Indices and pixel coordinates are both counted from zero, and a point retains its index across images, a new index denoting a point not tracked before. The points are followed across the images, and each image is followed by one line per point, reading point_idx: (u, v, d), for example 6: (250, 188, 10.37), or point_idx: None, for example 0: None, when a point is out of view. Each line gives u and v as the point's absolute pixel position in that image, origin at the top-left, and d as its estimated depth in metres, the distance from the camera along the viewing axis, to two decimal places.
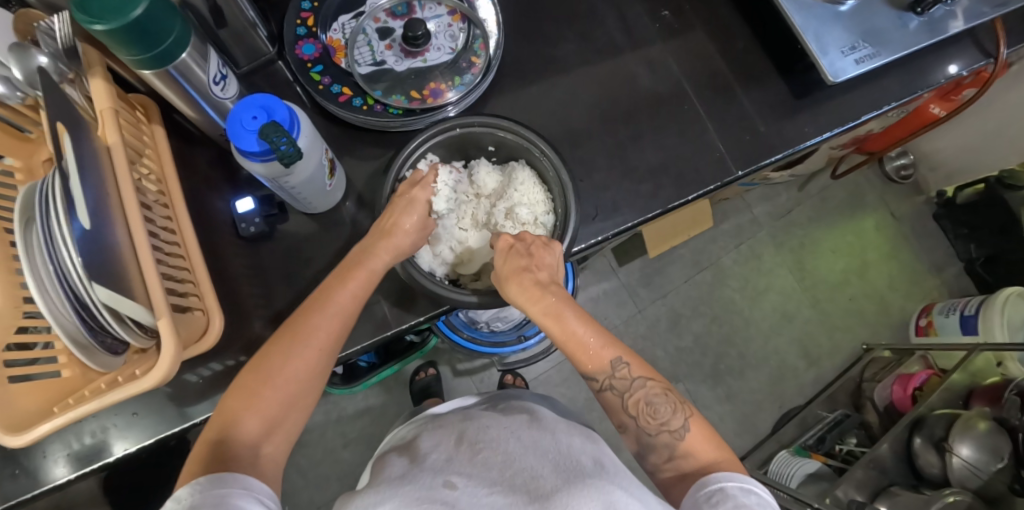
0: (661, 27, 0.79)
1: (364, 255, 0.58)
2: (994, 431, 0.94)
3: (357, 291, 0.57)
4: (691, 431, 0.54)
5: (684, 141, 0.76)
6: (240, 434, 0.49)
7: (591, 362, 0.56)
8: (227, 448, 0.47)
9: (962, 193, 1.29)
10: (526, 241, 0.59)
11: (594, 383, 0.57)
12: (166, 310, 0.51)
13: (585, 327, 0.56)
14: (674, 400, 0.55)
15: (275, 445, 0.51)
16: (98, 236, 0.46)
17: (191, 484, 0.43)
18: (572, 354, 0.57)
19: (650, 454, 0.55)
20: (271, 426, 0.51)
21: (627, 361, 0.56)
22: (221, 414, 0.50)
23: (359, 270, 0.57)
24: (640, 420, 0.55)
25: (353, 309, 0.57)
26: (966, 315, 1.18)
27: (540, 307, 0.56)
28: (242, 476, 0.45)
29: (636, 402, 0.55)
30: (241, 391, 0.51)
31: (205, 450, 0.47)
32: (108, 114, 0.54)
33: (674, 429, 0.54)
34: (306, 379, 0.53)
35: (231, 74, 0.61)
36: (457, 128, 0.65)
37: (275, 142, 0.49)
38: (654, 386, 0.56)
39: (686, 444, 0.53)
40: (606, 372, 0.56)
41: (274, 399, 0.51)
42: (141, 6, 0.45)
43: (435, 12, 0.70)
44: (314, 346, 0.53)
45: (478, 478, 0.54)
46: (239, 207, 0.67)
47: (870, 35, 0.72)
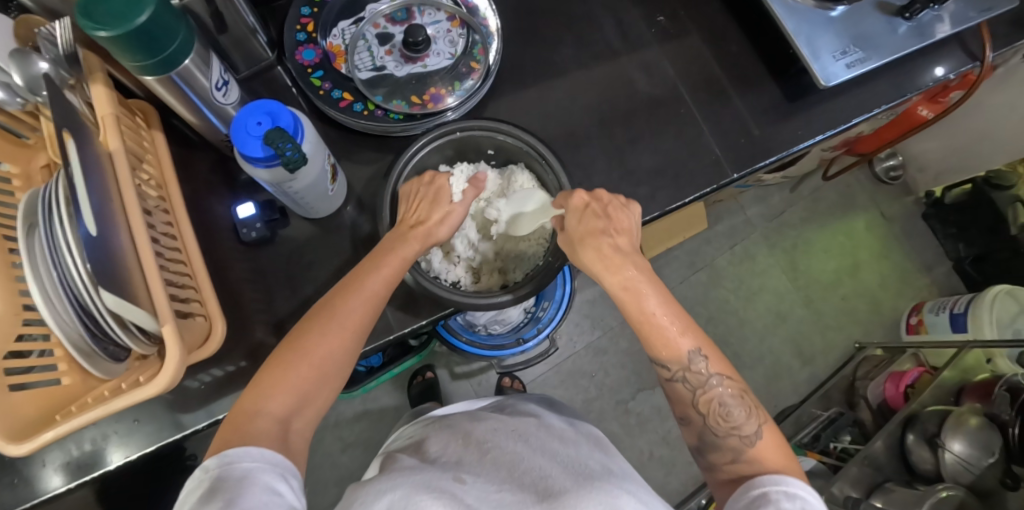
0: (656, 32, 0.80)
1: (397, 241, 0.58)
2: (986, 426, 0.95)
3: (389, 277, 0.56)
4: (763, 439, 0.53)
5: (681, 144, 0.77)
6: (270, 408, 0.48)
7: (665, 347, 0.55)
8: (256, 423, 0.47)
9: (949, 193, 1.32)
10: (602, 202, 0.60)
11: (664, 371, 0.56)
12: (170, 316, 0.51)
13: (667, 311, 0.55)
14: (748, 405, 0.54)
15: (304, 422, 0.50)
16: (104, 242, 0.47)
17: (216, 456, 0.44)
18: (646, 336, 0.56)
19: (711, 454, 0.55)
20: (301, 402, 0.50)
21: (705, 354, 0.55)
22: (251, 389, 0.50)
23: (391, 257, 0.57)
24: (710, 419, 0.55)
25: (383, 295, 0.56)
26: (955, 313, 1.20)
27: (615, 278, 0.56)
28: (267, 451, 0.44)
29: (709, 399, 0.54)
30: (273, 367, 0.50)
31: (234, 425, 0.47)
32: (109, 120, 0.54)
33: (744, 434, 0.53)
34: (337, 358, 0.52)
35: (233, 80, 0.61)
36: (458, 132, 0.66)
37: (280, 147, 0.49)
38: (730, 387, 0.55)
39: (754, 452, 0.53)
40: (683, 363, 0.54)
41: (306, 377, 0.50)
42: (145, 12, 0.45)
43: (434, 18, 0.70)
44: (345, 327, 0.53)
45: (487, 475, 0.55)
46: (240, 212, 0.67)
47: (860, 40, 0.73)
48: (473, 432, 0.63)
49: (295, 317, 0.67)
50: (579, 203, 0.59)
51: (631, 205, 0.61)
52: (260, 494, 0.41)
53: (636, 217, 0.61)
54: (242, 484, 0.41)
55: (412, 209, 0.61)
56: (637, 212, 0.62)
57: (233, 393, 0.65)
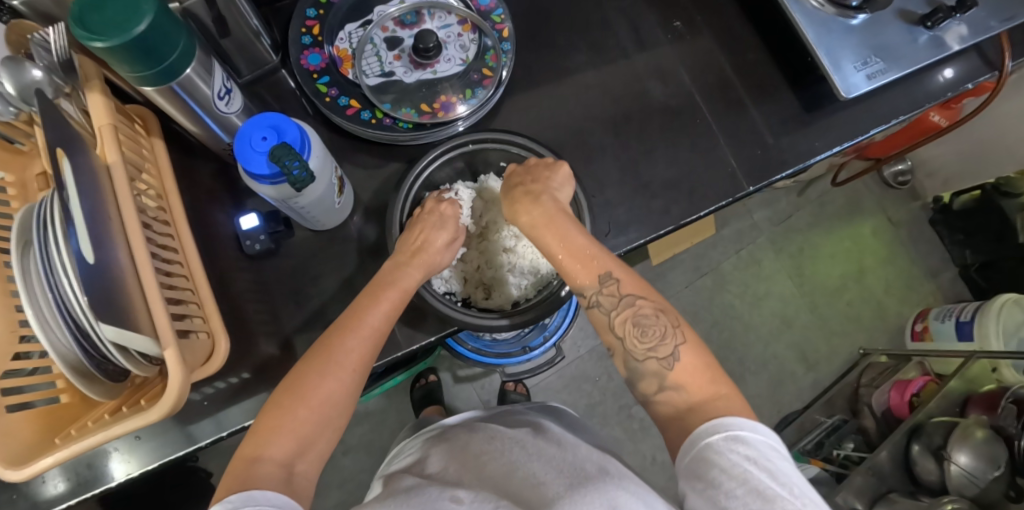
0: (672, 37, 0.78)
1: (394, 274, 0.58)
2: (992, 439, 0.95)
3: (388, 312, 0.56)
4: (682, 360, 0.50)
5: (696, 155, 0.75)
6: (271, 453, 0.46)
7: (581, 272, 0.55)
8: (258, 469, 0.45)
9: (958, 199, 1.31)
10: (528, 166, 0.63)
11: (582, 300, 0.56)
12: (173, 339, 0.49)
13: (574, 240, 0.57)
14: (665, 323, 0.52)
15: (309, 465, 0.48)
16: (102, 265, 0.44)
17: (221, 502, 0.42)
18: (563, 266, 0.57)
19: (639, 382, 0.52)
20: (303, 445, 0.48)
21: (617, 277, 0.54)
22: (252, 435, 0.48)
23: (389, 289, 0.56)
24: (628, 341, 0.53)
25: (383, 329, 0.55)
26: (961, 321, 1.19)
27: (532, 214, 0.59)
28: (271, 494, 0.43)
29: (624, 319, 0.53)
30: (273, 410, 0.49)
31: (235, 472, 0.45)
32: (107, 131, 0.52)
33: (662, 356, 0.51)
34: (339, 397, 0.50)
35: (236, 87, 0.58)
36: (470, 144, 0.63)
37: (286, 165, 0.47)
38: (645, 306, 0.53)
39: (675, 376, 0.50)
40: (594, 286, 0.55)
41: (307, 418, 0.48)
42: (144, 21, 0.43)
43: (445, 22, 0.68)
44: (347, 364, 0.51)
45: (484, 492, 0.52)
46: (243, 223, 0.65)
47: (881, 51, 0.71)
48: (471, 448, 0.62)
49: (299, 330, 0.65)
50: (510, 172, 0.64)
51: (561, 163, 0.62)
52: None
53: (569, 180, 0.61)
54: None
55: (413, 234, 0.60)
56: (569, 171, 0.62)
57: (236, 408, 0.64)
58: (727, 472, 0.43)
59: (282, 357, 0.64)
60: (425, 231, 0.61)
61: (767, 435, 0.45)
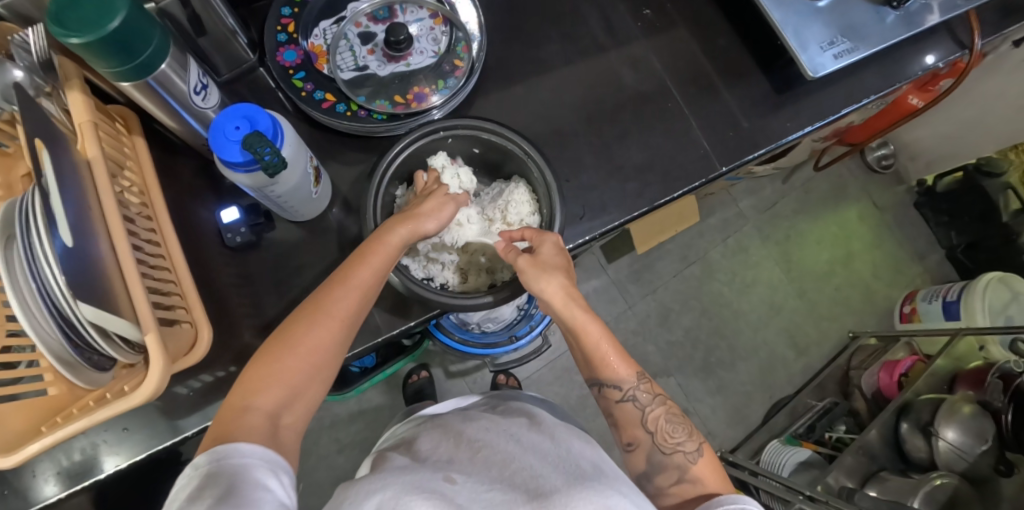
0: (643, 25, 0.79)
1: (383, 230, 0.58)
2: (978, 414, 0.96)
3: (379, 268, 0.56)
4: (705, 456, 0.57)
5: (669, 139, 0.76)
6: (259, 401, 0.48)
7: (613, 369, 0.59)
8: (246, 417, 0.46)
9: (941, 181, 1.32)
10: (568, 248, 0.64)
11: (613, 393, 0.60)
12: (153, 325, 0.50)
13: (610, 338, 0.59)
14: (688, 425, 0.59)
15: (295, 417, 0.49)
16: (80, 252, 0.46)
17: (206, 452, 0.42)
18: (599, 361, 0.59)
19: (658, 476, 0.57)
20: (291, 396, 0.49)
21: (646, 378, 0.61)
22: (242, 384, 0.49)
23: (380, 246, 0.56)
24: (657, 437, 0.59)
25: (373, 285, 0.55)
26: (948, 301, 1.20)
27: (577, 310, 0.59)
28: (257, 448, 0.43)
29: (656, 418, 0.59)
30: (262, 361, 0.50)
31: (224, 420, 0.46)
32: (87, 127, 0.53)
33: (688, 451, 0.57)
34: (327, 351, 0.52)
35: (212, 83, 0.60)
36: (441, 131, 0.65)
37: (258, 152, 0.48)
38: (669, 406, 0.60)
39: (696, 469, 0.56)
40: (632, 382, 0.59)
41: (295, 368, 0.50)
42: (118, 17, 0.45)
43: (417, 16, 0.69)
44: (335, 319, 0.52)
45: (479, 475, 0.54)
46: (224, 217, 0.67)
47: (848, 30, 0.73)
48: (465, 431, 0.63)
49: (282, 320, 0.67)
50: (555, 242, 0.62)
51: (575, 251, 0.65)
52: (250, 490, 0.40)
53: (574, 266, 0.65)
54: (232, 481, 0.40)
55: (402, 206, 0.62)
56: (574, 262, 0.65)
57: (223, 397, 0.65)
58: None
59: None
60: (413, 202, 0.62)
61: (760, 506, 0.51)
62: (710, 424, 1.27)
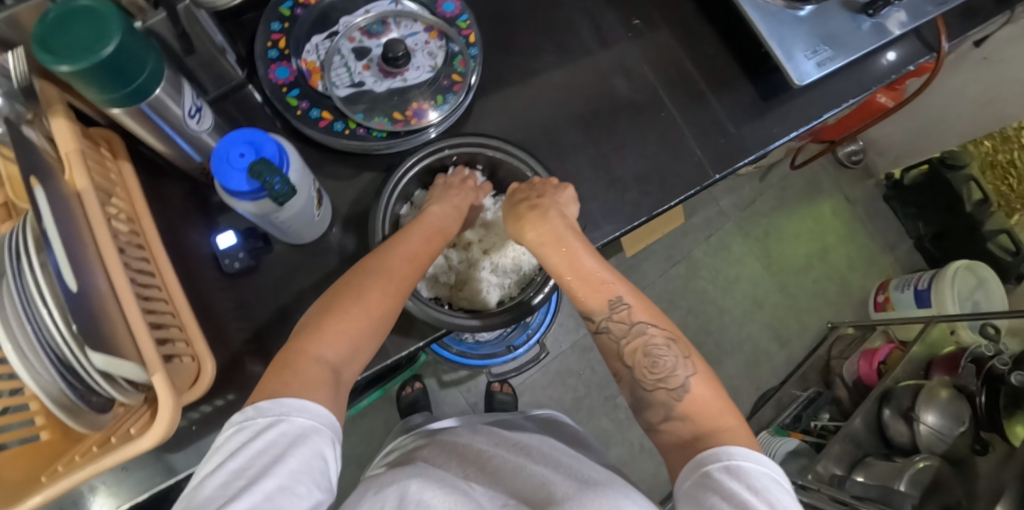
0: (633, 35, 0.80)
1: (435, 215, 0.63)
2: (955, 398, 1.01)
3: (429, 244, 0.61)
4: (690, 392, 0.54)
5: (664, 147, 0.77)
6: (326, 353, 0.51)
7: (593, 297, 0.58)
8: (317, 366, 0.50)
9: (908, 174, 1.38)
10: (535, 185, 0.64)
11: (590, 322, 0.59)
12: (160, 365, 0.48)
13: (582, 260, 0.59)
14: (676, 354, 0.56)
15: (350, 374, 0.53)
16: (83, 294, 0.44)
17: (282, 398, 0.46)
18: (572, 289, 0.59)
19: (646, 412, 0.56)
20: (354, 352, 0.53)
21: (627, 302, 0.58)
22: (308, 333, 0.52)
23: (429, 226, 0.62)
24: (637, 371, 0.56)
25: (426, 259, 0.60)
26: (919, 290, 1.26)
27: (536, 234, 0.60)
28: (322, 407, 0.47)
29: (635, 349, 0.56)
30: (327, 316, 0.53)
31: (295, 367, 0.49)
32: (74, 156, 0.51)
33: (671, 387, 0.55)
34: (386, 316, 0.56)
35: (206, 105, 0.58)
36: (446, 150, 0.65)
37: (268, 182, 0.47)
38: (656, 334, 0.57)
39: (683, 405, 0.54)
40: (603, 312, 0.58)
41: (358, 327, 0.53)
42: (112, 43, 0.42)
43: (412, 30, 0.68)
44: (395, 287, 0.56)
45: (494, 480, 0.55)
46: (221, 242, 0.64)
47: (830, 38, 0.75)
48: (474, 444, 0.64)
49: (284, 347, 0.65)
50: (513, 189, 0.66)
51: (565, 186, 0.63)
52: (307, 458, 0.43)
53: (573, 201, 0.63)
54: (293, 446, 0.43)
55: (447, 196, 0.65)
56: (574, 193, 0.64)
57: None
58: (727, 498, 0.46)
59: None
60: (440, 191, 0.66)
61: (757, 460, 0.49)
62: None
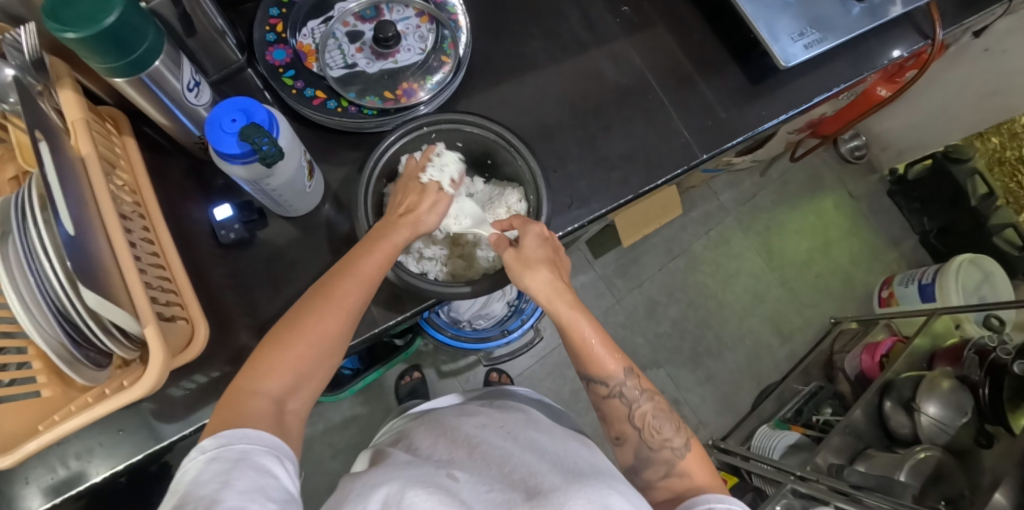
0: (622, 22, 0.82)
1: (387, 229, 0.59)
2: (957, 389, 1.00)
3: (382, 261, 0.57)
4: (691, 452, 0.58)
5: (651, 129, 0.79)
6: (266, 387, 0.49)
7: (597, 366, 0.59)
8: (253, 401, 0.47)
9: (912, 169, 1.37)
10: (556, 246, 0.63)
11: (601, 389, 0.60)
12: (153, 318, 0.51)
13: (600, 331, 0.59)
14: (676, 420, 0.59)
15: (298, 403, 0.51)
16: (82, 243, 0.47)
17: (214, 435, 0.44)
18: (581, 355, 0.59)
19: (646, 470, 0.58)
20: (298, 383, 0.51)
21: (635, 372, 0.60)
22: (250, 367, 0.50)
23: (384, 244, 0.58)
24: (644, 433, 0.59)
25: (376, 277, 0.57)
26: (923, 284, 1.24)
27: (555, 295, 0.59)
28: (263, 433, 0.45)
29: (643, 415, 0.59)
30: (269, 348, 0.51)
31: (232, 403, 0.47)
32: (80, 125, 0.54)
33: (675, 447, 0.58)
34: (333, 341, 0.53)
35: (205, 81, 0.61)
36: (425, 126, 0.66)
37: (256, 142, 0.50)
38: (658, 402, 0.60)
39: (683, 463, 0.57)
40: (619, 378, 0.59)
41: (301, 356, 0.51)
42: (114, 13, 0.45)
43: (403, 14, 0.71)
44: (341, 307, 0.54)
45: (480, 473, 0.54)
46: (217, 214, 0.67)
47: (816, 22, 0.76)
48: (461, 430, 0.64)
49: (276, 318, 0.67)
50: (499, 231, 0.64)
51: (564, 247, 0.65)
52: (256, 476, 0.41)
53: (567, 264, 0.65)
54: (241, 465, 0.41)
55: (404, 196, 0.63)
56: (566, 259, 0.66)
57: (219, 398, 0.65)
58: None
59: None
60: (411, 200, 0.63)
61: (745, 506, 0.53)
62: (702, 412, 1.30)
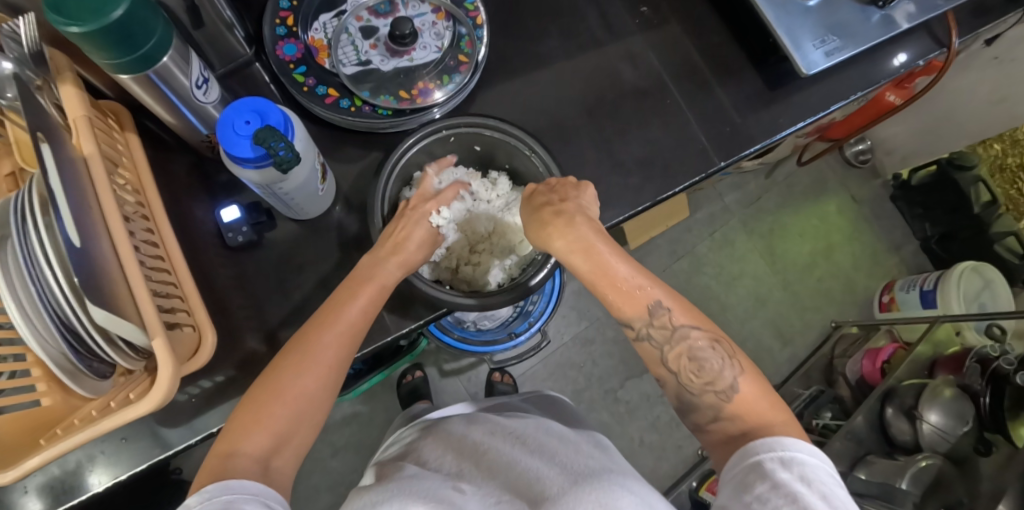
0: (640, 22, 0.80)
1: (368, 270, 0.57)
2: (959, 397, 1.00)
3: (366, 305, 0.56)
4: (741, 392, 0.52)
5: (669, 134, 0.77)
6: (246, 447, 0.46)
7: (628, 305, 0.54)
8: (233, 464, 0.45)
9: (915, 175, 1.37)
10: (550, 185, 0.61)
11: (630, 331, 0.55)
12: (161, 329, 0.49)
13: (626, 262, 0.55)
14: (722, 354, 0.53)
15: (285, 461, 0.48)
16: (87, 253, 0.45)
17: (197, 494, 0.42)
18: (607, 296, 0.55)
19: (693, 414, 0.54)
20: (281, 440, 0.48)
21: (668, 306, 0.54)
22: (229, 430, 0.48)
23: (367, 285, 0.56)
24: (683, 376, 0.54)
25: (361, 323, 0.55)
26: (924, 290, 1.25)
27: (564, 240, 0.55)
28: (247, 482, 0.43)
29: (679, 354, 0.53)
30: (250, 408, 0.49)
31: (210, 468, 0.45)
32: (82, 123, 0.51)
33: (720, 390, 0.52)
34: (316, 394, 0.51)
35: (213, 77, 0.58)
36: (443, 130, 0.64)
37: (272, 147, 0.47)
38: (699, 339, 0.53)
39: (733, 407, 0.52)
40: (643, 319, 0.54)
41: (283, 414, 0.49)
42: (121, 7, 0.43)
43: (419, 10, 0.68)
44: (322, 361, 0.51)
45: (487, 485, 0.53)
46: (224, 215, 0.65)
47: (838, 29, 0.75)
48: (468, 439, 0.62)
49: (284, 324, 0.65)
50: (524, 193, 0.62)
51: (585, 184, 0.61)
52: None
53: (594, 201, 0.60)
54: None
55: (396, 228, 0.59)
56: (595, 193, 0.61)
57: (225, 405, 0.63)
58: (774, 488, 0.43)
59: (269, 353, 0.64)
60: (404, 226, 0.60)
61: (814, 453, 0.46)
62: None
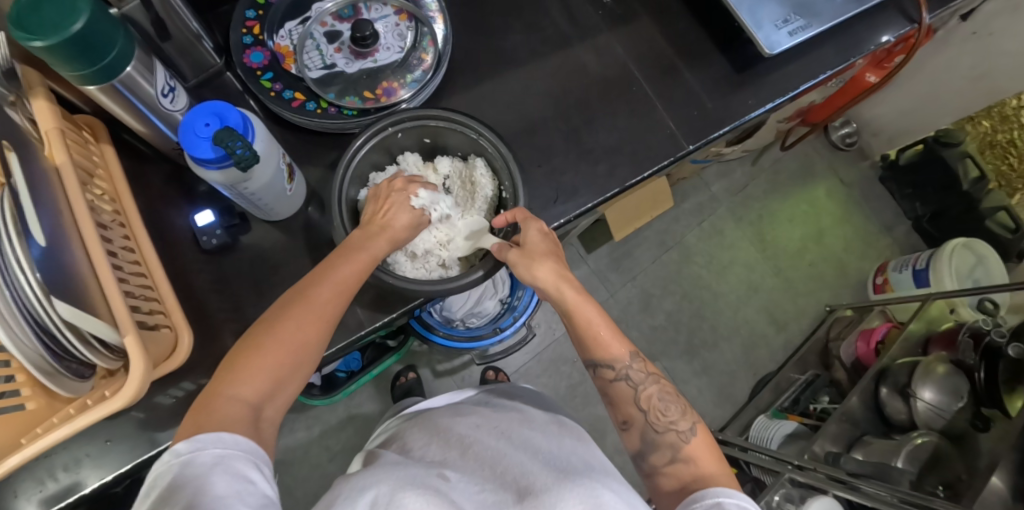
0: (605, 14, 0.81)
1: (365, 239, 0.58)
2: (953, 373, 0.99)
3: (360, 271, 0.56)
4: (698, 436, 0.55)
5: (636, 120, 0.78)
6: (241, 393, 0.47)
7: (605, 352, 0.59)
8: (228, 408, 0.46)
9: (903, 154, 1.36)
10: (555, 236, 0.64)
11: (607, 373, 0.59)
12: (132, 327, 0.50)
13: (607, 320, 0.60)
14: (683, 403, 0.57)
15: (273, 411, 0.49)
16: (56, 256, 0.47)
17: (187, 440, 0.42)
18: (590, 341, 0.59)
19: (651, 455, 0.56)
20: (273, 389, 0.49)
21: (642, 358, 0.59)
22: (221, 374, 0.48)
23: (363, 255, 0.57)
24: (650, 415, 0.57)
25: (353, 290, 0.56)
26: (917, 269, 1.24)
27: (570, 289, 0.59)
28: (240, 437, 0.43)
29: (648, 396, 0.58)
30: (245, 353, 0.49)
31: (204, 409, 0.45)
32: (54, 135, 0.53)
33: (681, 430, 0.56)
34: (309, 347, 0.52)
35: (179, 86, 0.61)
36: (388, 128, 0.64)
37: (229, 146, 0.49)
38: (666, 386, 0.59)
39: (688, 448, 0.55)
40: (624, 362, 0.58)
41: (277, 363, 0.49)
42: (81, 19, 0.45)
43: (382, 13, 0.70)
44: (318, 318, 0.52)
45: (469, 474, 0.52)
46: (199, 220, 0.67)
47: (800, 8, 0.76)
48: (454, 431, 0.60)
49: None
50: (539, 230, 0.62)
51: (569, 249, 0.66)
52: (232, 481, 0.40)
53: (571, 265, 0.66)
54: (214, 472, 0.40)
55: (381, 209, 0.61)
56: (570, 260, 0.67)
57: None
58: None
59: None
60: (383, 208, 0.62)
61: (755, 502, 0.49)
62: (699, 404, 1.29)
